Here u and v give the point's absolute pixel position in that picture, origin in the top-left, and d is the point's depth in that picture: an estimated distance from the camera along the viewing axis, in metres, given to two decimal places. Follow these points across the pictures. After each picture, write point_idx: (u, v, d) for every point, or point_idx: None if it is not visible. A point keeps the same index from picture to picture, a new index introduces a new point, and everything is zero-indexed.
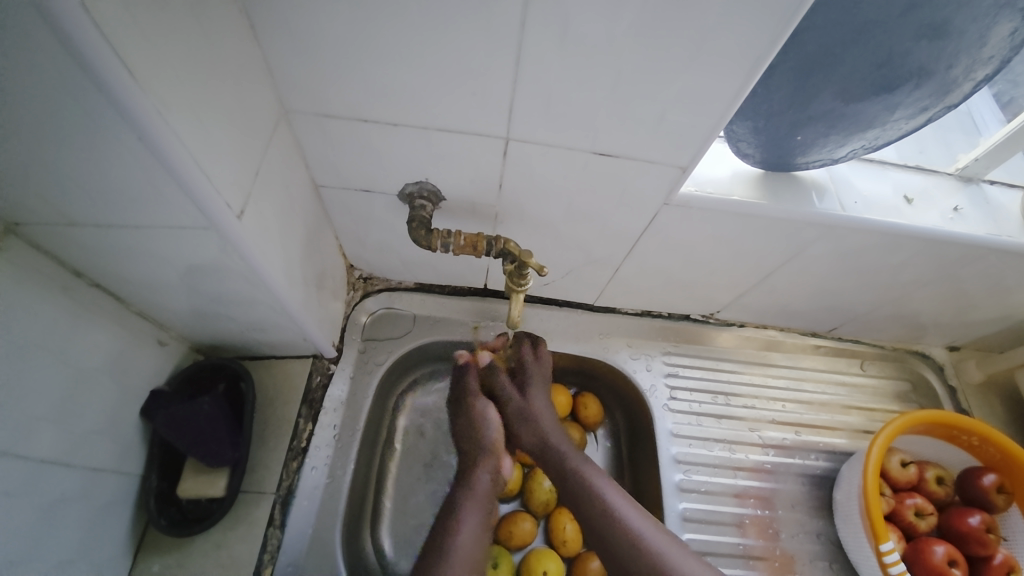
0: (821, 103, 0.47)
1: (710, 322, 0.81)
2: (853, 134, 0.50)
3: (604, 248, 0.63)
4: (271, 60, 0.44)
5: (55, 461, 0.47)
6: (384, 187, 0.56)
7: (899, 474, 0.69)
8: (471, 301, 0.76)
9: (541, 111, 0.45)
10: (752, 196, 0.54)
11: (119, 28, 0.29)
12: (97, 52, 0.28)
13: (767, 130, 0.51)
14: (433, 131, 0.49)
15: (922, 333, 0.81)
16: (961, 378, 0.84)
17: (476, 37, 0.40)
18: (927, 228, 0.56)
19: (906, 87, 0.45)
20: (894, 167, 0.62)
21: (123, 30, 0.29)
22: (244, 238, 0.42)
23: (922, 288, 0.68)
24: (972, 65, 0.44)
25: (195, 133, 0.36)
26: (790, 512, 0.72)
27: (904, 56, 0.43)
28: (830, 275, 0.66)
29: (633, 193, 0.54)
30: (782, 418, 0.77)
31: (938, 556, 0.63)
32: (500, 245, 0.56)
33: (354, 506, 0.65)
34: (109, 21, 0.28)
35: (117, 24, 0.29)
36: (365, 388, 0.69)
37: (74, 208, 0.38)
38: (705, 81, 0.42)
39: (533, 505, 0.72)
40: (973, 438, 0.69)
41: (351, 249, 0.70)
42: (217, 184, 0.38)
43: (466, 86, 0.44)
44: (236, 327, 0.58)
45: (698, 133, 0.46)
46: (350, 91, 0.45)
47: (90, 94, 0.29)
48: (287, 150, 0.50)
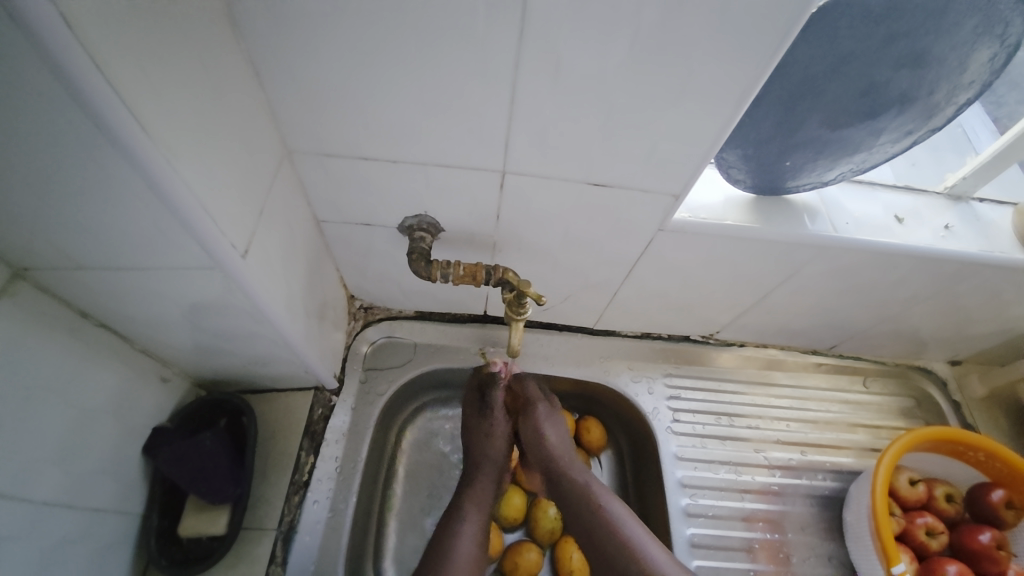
0: (808, 130, 0.48)
1: (711, 343, 0.81)
2: (840, 158, 0.51)
3: (602, 273, 0.64)
4: (274, 103, 0.45)
5: (57, 503, 0.47)
6: (384, 220, 0.57)
7: (908, 493, 0.68)
8: (471, 328, 0.76)
9: (536, 144, 0.47)
10: (744, 221, 0.55)
11: (131, 82, 0.30)
12: (111, 106, 0.29)
13: (756, 157, 0.52)
14: (431, 166, 0.50)
15: (922, 348, 0.81)
16: (964, 393, 0.84)
17: (472, 78, 0.41)
18: (918, 246, 0.57)
19: (889, 113, 0.47)
20: (883, 188, 0.63)
21: (135, 83, 0.30)
22: (248, 275, 0.43)
23: (919, 304, 0.68)
24: (953, 90, 0.46)
25: (202, 178, 0.37)
26: (799, 535, 0.71)
27: (885, 84, 0.44)
28: (827, 294, 0.67)
29: (628, 220, 0.55)
30: (787, 438, 0.77)
31: None
32: (499, 274, 0.56)
33: (357, 540, 0.64)
34: (121, 77, 0.29)
35: (128, 79, 0.30)
36: (367, 418, 0.69)
37: (82, 252, 0.39)
38: (695, 113, 0.43)
39: (539, 534, 0.71)
40: (980, 454, 0.68)
41: (352, 280, 0.70)
42: (222, 226, 0.39)
43: (463, 123, 0.45)
44: (239, 361, 0.59)
45: (689, 162, 0.47)
46: (350, 131, 0.47)
47: (101, 144, 0.31)
48: (289, 188, 0.51)
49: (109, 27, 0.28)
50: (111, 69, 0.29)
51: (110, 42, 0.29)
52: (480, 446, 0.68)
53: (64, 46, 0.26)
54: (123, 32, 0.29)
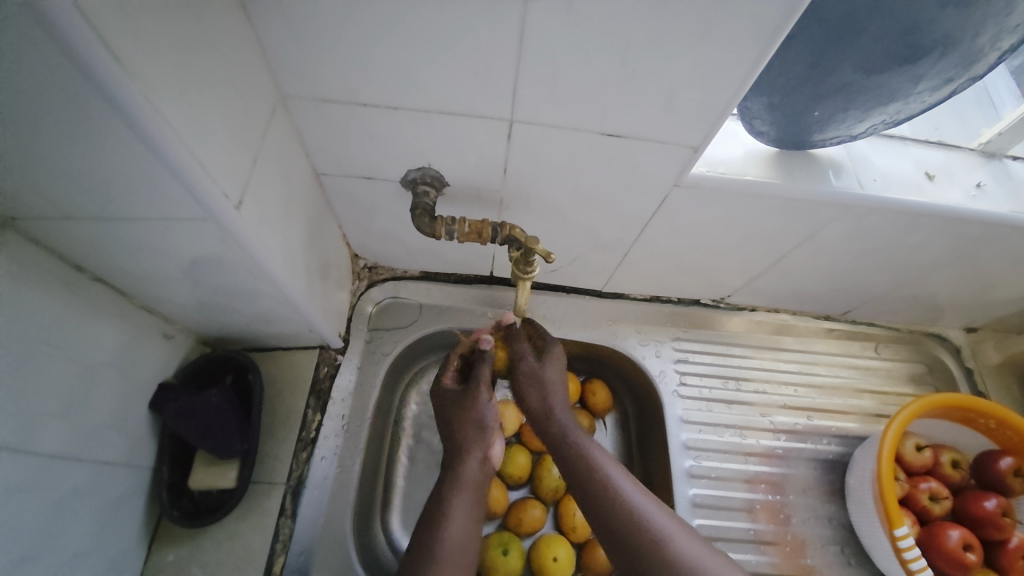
0: (841, 76, 0.45)
1: (721, 307, 0.80)
2: (872, 110, 0.48)
3: (612, 233, 0.62)
4: (266, 45, 0.42)
5: (64, 456, 0.47)
6: (387, 174, 0.55)
7: (913, 458, 0.68)
8: (477, 289, 0.75)
9: (546, 92, 0.44)
10: (765, 176, 0.52)
11: (102, 9, 0.27)
12: (80, 35, 0.26)
13: (783, 107, 0.49)
14: (435, 115, 0.47)
15: (939, 315, 0.79)
16: (977, 360, 0.82)
17: (477, 15, 0.38)
18: (949, 206, 0.54)
19: (930, 58, 0.43)
20: (914, 144, 0.59)
21: (107, 11, 0.28)
22: (243, 228, 0.42)
23: (941, 269, 0.66)
24: (998, 34, 0.42)
25: (188, 123, 0.34)
26: (801, 497, 0.71)
27: (930, 24, 0.40)
28: (845, 256, 0.64)
29: (642, 176, 0.52)
30: (793, 403, 0.76)
31: (953, 541, 0.62)
32: (506, 231, 0.54)
33: (364, 495, 0.65)
34: (93, 6, 0.27)
35: (99, 6, 0.27)
36: (373, 378, 0.69)
37: (69, 201, 0.37)
38: (718, 56, 0.40)
39: (542, 491, 0.73)
40: (991, 421, 0.67)
41: (355, 238, 0.69)
42: (214, 175, 0.37)
43: (468, 66, 0.42)
44: (242, 319, 0.58)
45: (710, 110, 0.44)
46: (349, 76, 0.44)
47: (74, 79, 0.28)
48: (285, 138, 0.49)
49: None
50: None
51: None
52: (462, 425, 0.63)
53: None
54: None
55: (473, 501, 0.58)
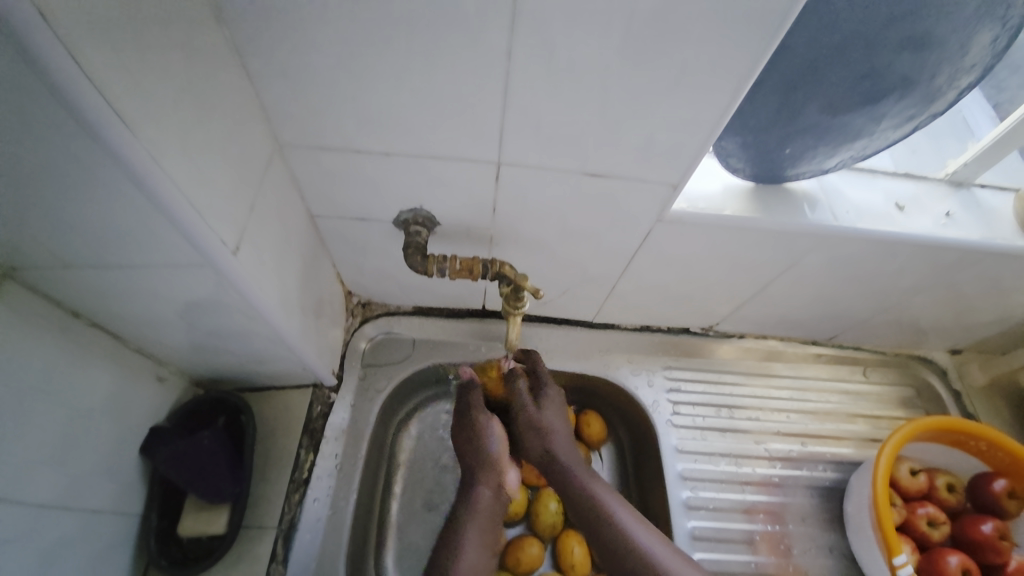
0: (808, 116, 0.48)
1: (711, 335, 0.81)
2: (840, 146, 0.51)
3: (600, 266, 0.64)
4: (264, 97, 0.44)
5: (53, 505, 0.46)
6: (380, 214, 0.57)
7: (909, 483, 0.68)
8: (469, 323, 0.76)
9: (531, 137, 0.46)
10: (744, 211, 0.55)
11: (110, 75, 0.29)
12: (94, 98, 0.28)
13: (756, 145, 0.52)
14: (426, 159, 0.49)
15: (922, 338, 0.80)
16: (964, 382, 0.84)
17: (465, 69, 0.41)
18: (920, 235, 0.57)
19: (889, 99, 0.46)
20: (883, 176, 0.62)
21: (118, 77, 0.30)
22: (240, 272, 0.43)
23: (919, 294, 0.68)
24: (954, 73, 0.45)
25: (189, 175, 0.36)
26: (801, 526, 0.71)
27: (886, 70, 0.43)
28: (826, 284, 0.66)
29: (626, 213, 0.54)
30: (787, 430, 0.77)
31: (953, 567, 0.61)
32: (496, 268, 0.56)
33: (358, 537, 0.63)
34: (106, 72, 0.29)
35: (108, 73, 0.29)
36: (366, 415, 0.68)
37: (70, 251, 0.38)
38: (692, 102, 0.42)
39: (540, 528, 0.71)
40: (981, 443, 0.68)
41: (349, 276, 0.70)
42: (212, 222, 0.39)
43: (457, 115, 0.44)
44: (236, 359, 0.58)
45: (687, 152, 0.46)
46: (343, 125, 0.46)
47: (83, 139, 0.30)
48: (281, 183, 0.51)
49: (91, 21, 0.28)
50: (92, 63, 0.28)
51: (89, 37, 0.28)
52: (471, 453, 0.63)
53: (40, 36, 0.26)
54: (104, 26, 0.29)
55: (485, 532, 0.58)
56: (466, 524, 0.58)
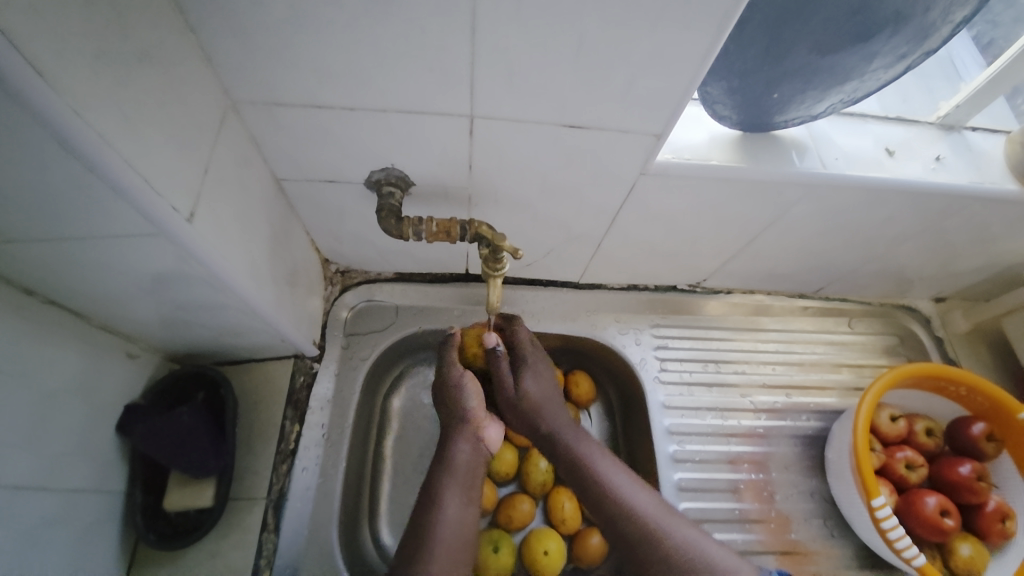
0: (796, 58, 0.45)
1: (698, 291, 0.80)
2: (830, 89, 0.48)
3: (584, 224, 0.62)
4: (207, 46, 0.40)
5: (28, 487, 0.45)
6: (350, 176, 0.54)
7: (889, 429, 0.69)
8: (453, 288, 0.74)
9: (504, 85, 0.43)
10: (730, 160, 0.53)
11: (10, 14, 0.25)
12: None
13: (742, 90, 0.49)
14: (394, 114, 0.46)
15: (908, 287, 0.80)
16: (947, 329, 0.84)
17: (425, 11, 0.37)
18: (909, 180, 0.55)
19: (882, 36, 0.43)
20: (875, 120, 0.60)
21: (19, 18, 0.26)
22: (198, 242, 0.40)
23: (907, 242, 0.67)
24: (950, 7, 0.42)
25: (127, 137, 0.33)
26: (784, 474, 0.73)
27: (880, 0, 0.40)
28: (814, 235, 0.65)
29: (608, 166, 0.52)
30: (772, 382, 0.77)
31: (930, 507, 0.63)
32: (474, 229, 0.53)
33: (349, 503, 0.64)
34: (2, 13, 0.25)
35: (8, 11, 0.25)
36: (351, 383, 0.67)
37: (7, 225, 0.35)
38: (674, 40, 0.39)
39: (530, 486, 0.73)
40: (962, 389, 0.69)
41: (324, 243, 0.67)
42: (160, 189, 0.36)
43: (422, 63, 0.41)
44: (209, 333, 0.56)
45: (670, 97, 0.43)
46: (300, 78, 0.43)
47: None
48: (239, 144, 0.47)
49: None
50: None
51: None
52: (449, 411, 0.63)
53: None
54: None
55: (466, 488, 0.56)
56: (445, 483, 0.56)
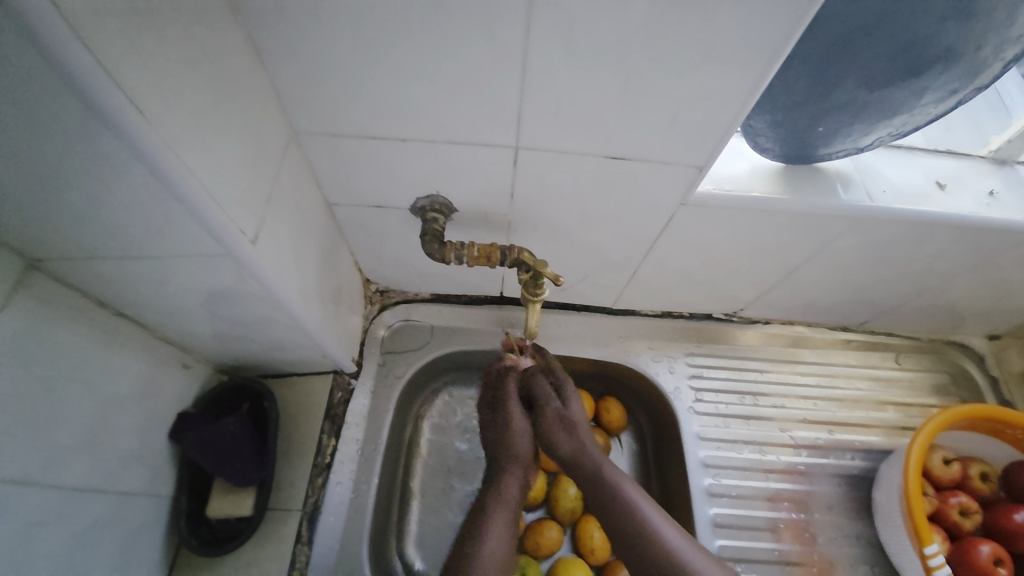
0: (842, 93, 0.45)
1: (734, 321, 0.79)
2: (877, 123, 0.48)
3: (621, 251, 0.62)
4: (278, 82, 0.44)
5: (87, 488, 0.47)
6: (396, 202, 0.56)
7: (942, 473, 0.65)
8: (487, 310, 0.75)
9: (550, 117, 0.44)
10: (772, 192, 0.52)
11: (112, 54, 0.28)
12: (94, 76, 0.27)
13: (786, 123, 0.49)
14: (442, 145, 0.48)
15: (960, 323, 0.77)
16: (1003, 368, 0.80)
17: (479, 50, 0.39)
18: (961, 215, 0.54)
19: (932, 72, 0.43)
20: (924, 153, 0.59)
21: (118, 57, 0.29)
22: (259, 261, 0.43)
23: (958, 277, 0.65)
24: (1001, 45, 0.41)
25: (206, 165, 0.36)
26: (826, 515, 0.69)
27: (930, 36, 0.40)
28: (858, 268, 0.64)
29: (648, 196, 0.53)
30: (813, 417, 0.75)
31: (984, 556, 0.59)
32: (514, 254, 0.55)
33: (379, 520, 0.65)
34: (102, 51, 0.28)
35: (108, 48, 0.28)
36: (386, 401, 0.69)
37: (94, 242, 0.38)
38: (720, 77, 0.40)
39: (559, 512, 0.72)
40: (1019, 432, 0.65)
41: (367, 264, 0.70)
42: (230, 212, 0.38)
43: (472, 98, 0.43)
44: (258, 347, 0.59)
45: (714, 130, 0.44)
46: (357, 110, 0.45)
47: (99, 129, 0.29)
48: (297, 171, 0.50)
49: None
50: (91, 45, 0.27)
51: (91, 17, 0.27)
52: (499, 443, 0.62)
53: (49, 24, 0.25)
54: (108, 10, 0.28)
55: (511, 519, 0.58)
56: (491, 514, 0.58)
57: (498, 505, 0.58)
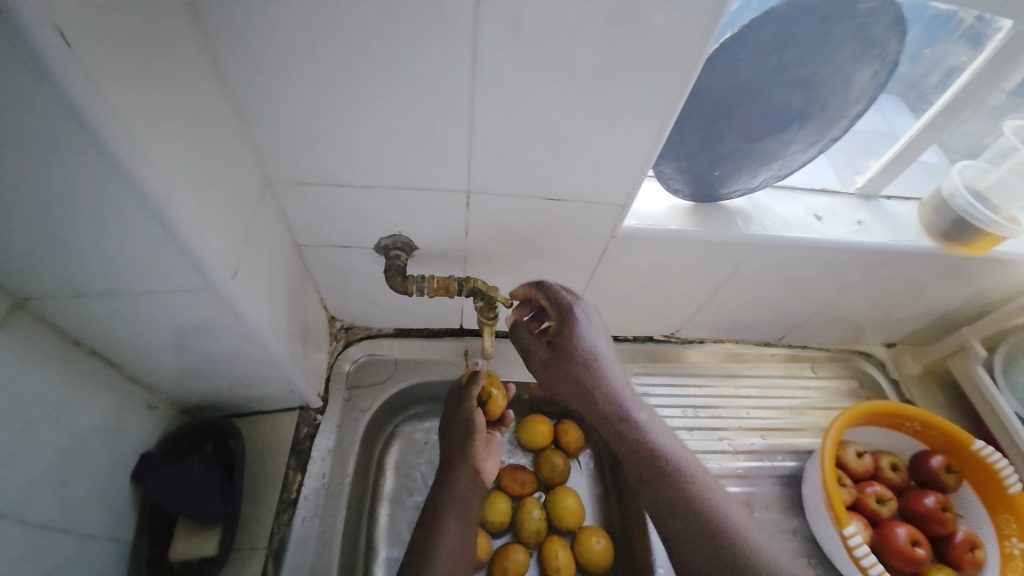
0: (729, 144, 0.56)
1: (673, 341, 0.88)
2: (760, 167, 0.59)
3: (566, 280, 0.70)
4: (258, 139, 0.50)
5: (52, 529, 0.47)
6: (361, 242, 0.62)
7: (856, 465, 0.73)
8: (448, 341, 0.81)
9: (496, 166, 0.53)
10: (686, 226, 0.62)
11: (131, 113, 0.33)
12: (118, 131, 0.32)
13: (689, 169, 0.59)
14: (403, 190, 0.55)
15: (860, 333, 0.89)
16: (901, 371, 0.91)
17: (434, 112, 0.47)
18: (837, 240, 0.65)
19: (793, 127, 0.55)
20: (804, 192, 0.71)
21: (132, 115, 0.34)
22: (237, 294, 0.46)
23: (849, 293, 0.77)
24: (844, 104, 0.54)
25: (198, 209, 0.41)
26: (766, 514, 0.76)
27: (783, 103, 0.52)
28: (767, 288, 0.74)
29: (584, 230, 0.61)
30: (748, 424, 0.83)
31: (901, 538, 0.66)
32: (470, 284, 0.61)
33: (347, 554, 0.65)
34: (126, 112, 0.33)
35: (128, 108, 0.33)
36: (352, 434, 0.71)
37: (83, 279, 0.41)
38: (631, 133, 0.50)
39: (524, 535, 0.74)
40: (916, 424, 0.75)
41: (332, 302, 0.74)
42: (217, 250, 0.43)
43: (430, 151, 0.51)
44: (226, 383, 0.61)
45: (631, 174, 0.54)
46: (327, 162, 0.52)
47: (121, 181, 0.34)
48: (270, 215, 0.55)
49: (115, 69, 0.32)
50: (116, 107, 0.32)
51: (115, 83, 0.32)
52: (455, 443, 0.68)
53: (93, 97, 0.30)
54: (128, 80, 0.33)
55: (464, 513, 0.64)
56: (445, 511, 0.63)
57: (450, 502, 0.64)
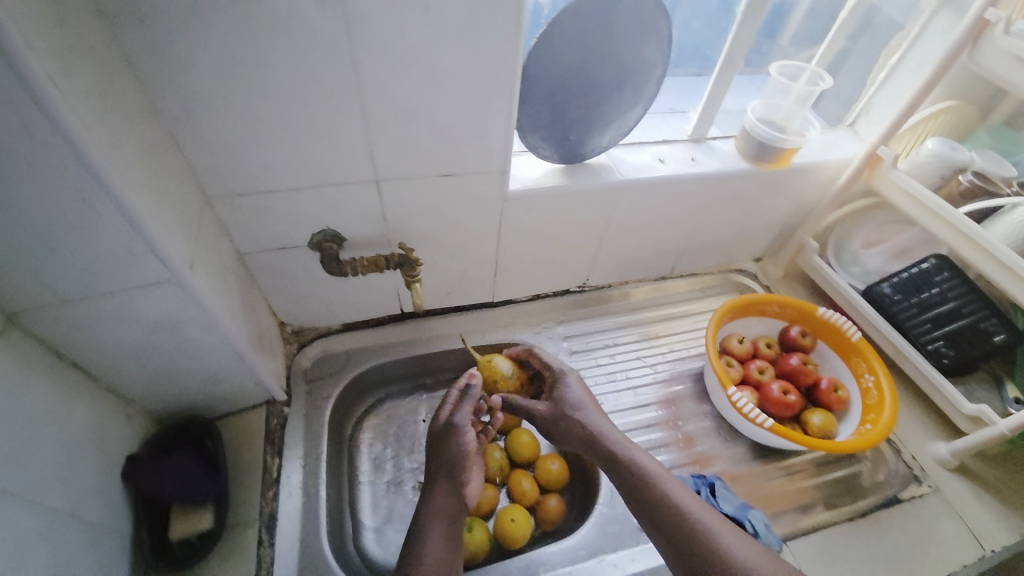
0: (574, 112, 0.73)
1: (586, 290, 1.03)
2: (604, 127, 0.77)
3: (479, 247, 0.84)
4: (194, 164, 0.61)
5: (59, 517, 0.54)
6: (296, 241, 0.73)
7: (738, 349, 0.91)
8: (393, 326, 0.92)
9: (395, 154, 0.66)
10: (559, 181, 0.78)
11: (103, 140, 0.45)
12: (101, 157, 0.44)
13: (551, 137, 0.76)
14: (324, 188, 0.68)
15: (731, 254, 1.08)
16: (769, 278, 1.12)
17: (337, 120, 0.61)
18: (677, 174, 0.84)
19: (615, 93, 0.73)
20: (650, 144, 0.89)
21: (109, 145, 0.45)
22: (197, 285, 0.57)
23: (706, 219, 0.96)
24: (647, 72, 0.73)
25: (159, 213, 0.51)
26: (682, 408, 0.92)
27: (601, 75, 0.70)
28: (642, 225, 0.92)
29: (480, 198, 0.76)
30: (658, 343, 0.99)
31: (776, 392, 0.84)
32: (396, 257, 0.74)
33: (332, 515, 0.73)
34: (99, 139, 0.44)
35: (100, 136, 0.44)
36: (319, 417, 0.80)
37: (63, 286, 0.51)
38: (492, 113, 0.65)
39: (489, 474, 0.84)
40: (775, 307, 0.94)
41: (280, 307, 0.84)
42: (176, 247, 0.53)
43: (338, 151, 0.64)
44: (197, 383, 0.69)
45: (500, 145, 0.69)
46: (255, 174, 0.64)
47: (97, 193, 0.45)
48: (213, 227, 0.66)
49: (96, 113, 0.44)
50: (99, 140, 0.44)
51: (96, 122, 0.44)
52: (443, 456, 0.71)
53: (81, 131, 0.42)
54: (102, 119, 0.45)
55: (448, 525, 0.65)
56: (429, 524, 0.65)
57: (433, 515, 0.66)
